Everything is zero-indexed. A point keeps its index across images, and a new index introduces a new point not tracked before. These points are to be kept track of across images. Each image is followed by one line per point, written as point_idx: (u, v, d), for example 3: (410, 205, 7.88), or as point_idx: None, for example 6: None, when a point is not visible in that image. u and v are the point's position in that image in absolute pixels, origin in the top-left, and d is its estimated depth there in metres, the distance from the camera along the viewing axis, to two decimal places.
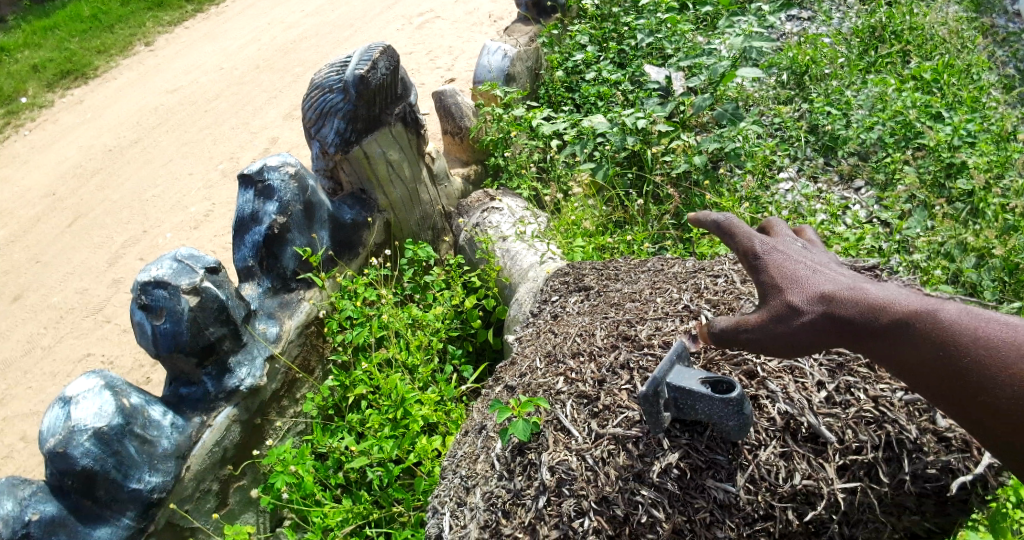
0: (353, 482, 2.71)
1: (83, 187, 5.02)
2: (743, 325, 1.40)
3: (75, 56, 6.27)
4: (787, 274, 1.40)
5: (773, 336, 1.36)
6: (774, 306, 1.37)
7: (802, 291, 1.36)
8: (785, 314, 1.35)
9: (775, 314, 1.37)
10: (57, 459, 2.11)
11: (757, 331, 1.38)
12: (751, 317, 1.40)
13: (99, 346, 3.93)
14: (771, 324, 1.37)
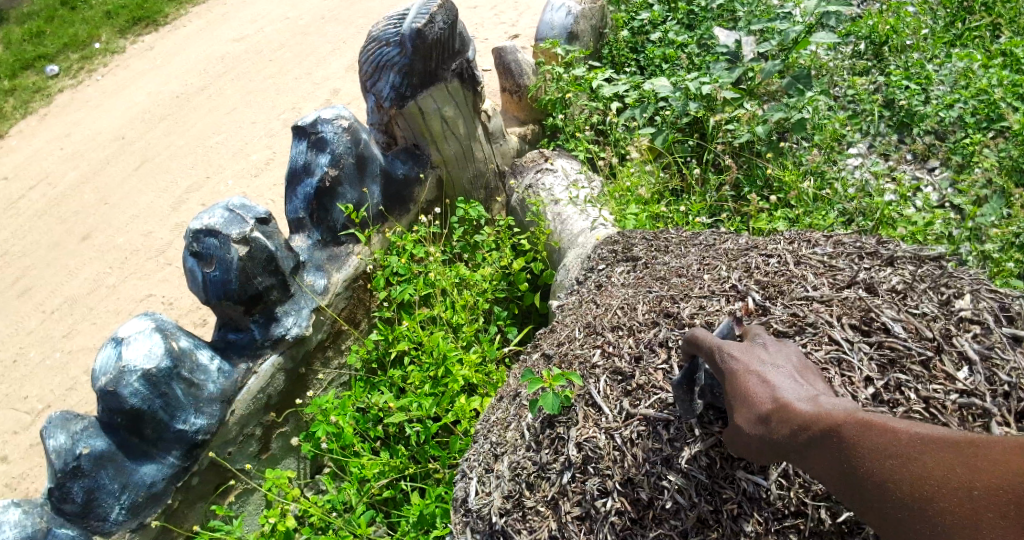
0: (393, 436, 2.72)
1: (150, 132, 5.17)
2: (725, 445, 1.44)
3: (147, 3, 6.37)
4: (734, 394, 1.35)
5: (742, 455, 1.38)
6: (730, 429, 1.37)
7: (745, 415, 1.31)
8: (740, 441, 1.34)
9: (733, 437, 1.37)
10: (108, 397, 2.22)
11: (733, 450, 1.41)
12: (727, 434, 1.40)
13: (160, 288, 4.11)
14: (739, 449, 1.37)
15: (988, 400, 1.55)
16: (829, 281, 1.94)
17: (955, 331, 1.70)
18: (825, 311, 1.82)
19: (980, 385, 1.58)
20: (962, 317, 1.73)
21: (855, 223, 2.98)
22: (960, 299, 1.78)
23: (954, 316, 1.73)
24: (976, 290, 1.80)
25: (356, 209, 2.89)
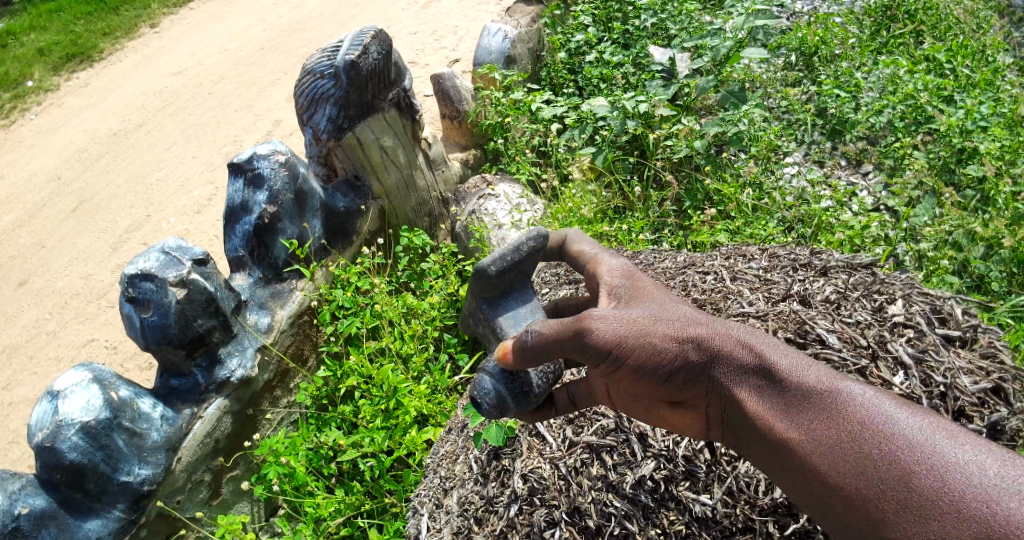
0: (347, 473, 2.67)
1: (88, 171, 5.00)
2: (575, 343, 1.34)
3: (80, 38, 6.21)
4: (676, 311, 1.39)
5: (610, 354, 1.33)
6: (642, 328, 1.33)
7: (698, 329, 1.34)
8: (658, 342, 1.32)
9: (631, 335, 1.32)
10: (45, 453, 2.12)
11: (592, 347, 1.32)
12: (611, 332, 1.32)
13: (102, 332, 3.96)
14: (632, 349, 1.32)
15: (924, 403, 1.62)
16: (764, 295, 1.98)
17: (889, 337, 1.75)
18: (761, 326, 1.86)
19: (916, 388, 1.64)
20: (896, 323, 1.80)
21: (795, 231, 3.04)
22: (892, 305, 1.85)
23: (887, 323, 1.80)
24: (907, 295, 1.86)
25: (297, 245, 2.86)
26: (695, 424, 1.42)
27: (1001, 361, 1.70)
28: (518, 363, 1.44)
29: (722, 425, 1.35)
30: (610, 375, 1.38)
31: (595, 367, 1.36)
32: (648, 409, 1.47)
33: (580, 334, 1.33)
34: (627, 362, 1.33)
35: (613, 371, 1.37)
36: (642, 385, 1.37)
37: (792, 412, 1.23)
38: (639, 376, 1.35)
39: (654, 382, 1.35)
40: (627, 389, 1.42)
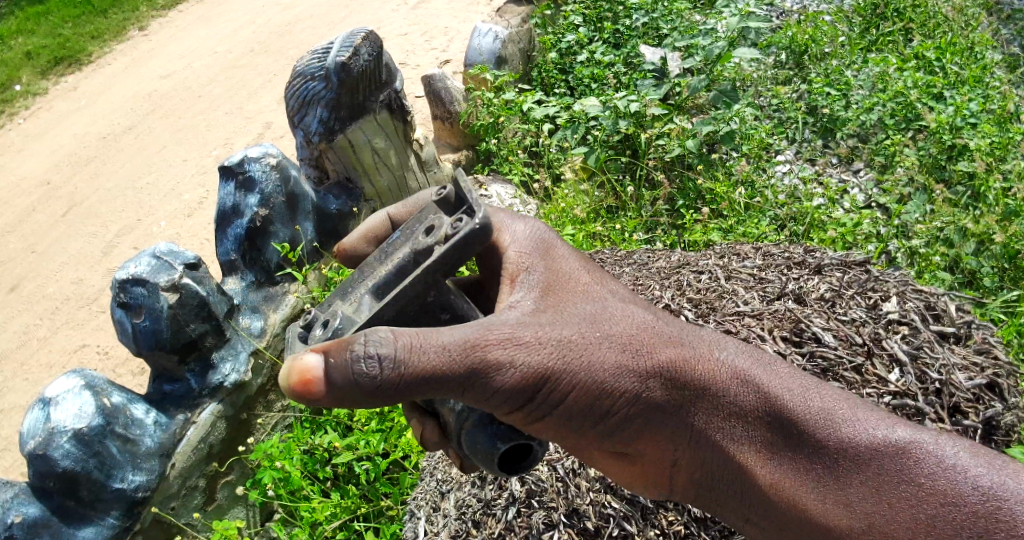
0: (343, 476, 2.63)
1: (78, 175, 4.96)
2: (471, 384, 1.13)
3: (68, 42, 6.16)
4: (597, 317, 1.30)
5: (527, 390, 1.18)
6: (576, 354, 1.22)
7: (634, 344, 1.29)
8: (607, 373, 1.25)
9: (561, 365, 1.20)
10: (37, 461, 2.10)
11: (511, 386, 1.16)
12: (523, 361, 1.17)
13: (94, 338, 3.93)
14: (563, 380, 1.21)
15: (920, 400, 1.64)
16: (759, 294, 1.98)
17: (884, 335, 1.76)
18: (756, 325, 1.86)
19: (912, 386, 1.66)
20: (891, 320, 1.81)
21: (787, 229, 3.05)
22: (886, 302, 1.85)
23: (882, 320, 1.80)
24: (901, 292, 1.87)
25: (290, 247, 2.84)
26: (656, 467, 1.39)
27: (995, 356, 1.73)
28: (340, 402, 1.08)
29: (692, 467, 1.35)
30: (534, 423, 1.25)
31: (510, 414, 1.22)
32: (596, 457, 1.39)
33: (476, 370, 1.12)
34: (565, 398, 1.23)
35: (539, 417, 1.24)
36: (587, 426, 1.29)
37: (778, 440, 1.27)
38: (584, 412, 1.26)
39: (607, 418, 1.28)
40: (561, 435, 1.30)
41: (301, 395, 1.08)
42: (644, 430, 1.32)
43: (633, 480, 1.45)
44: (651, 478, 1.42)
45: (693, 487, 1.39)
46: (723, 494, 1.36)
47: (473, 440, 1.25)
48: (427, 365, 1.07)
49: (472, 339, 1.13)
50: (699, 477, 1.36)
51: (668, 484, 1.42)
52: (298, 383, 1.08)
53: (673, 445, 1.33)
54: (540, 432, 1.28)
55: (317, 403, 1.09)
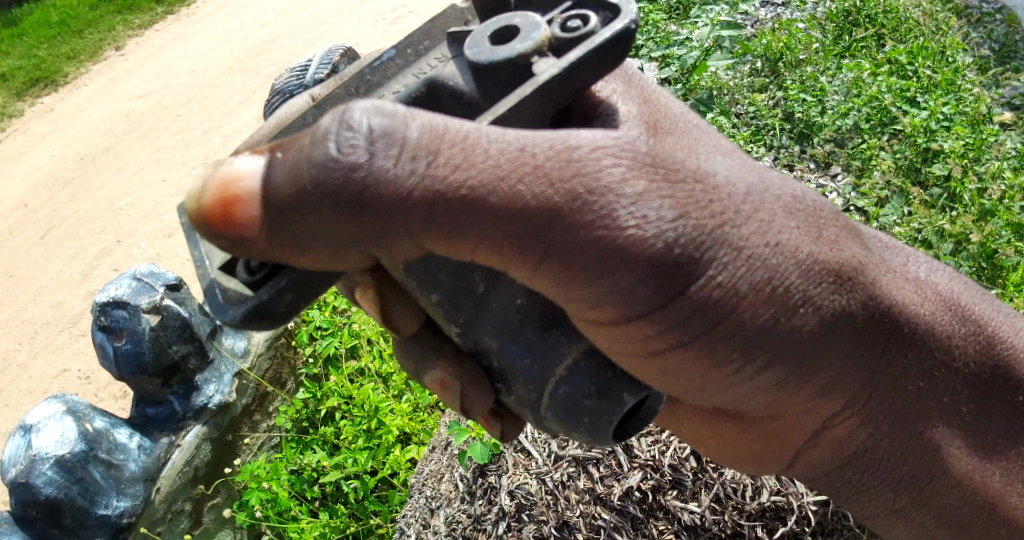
0: (331, 495, 2.60)
1: (55, 197, 4.89)
2: (582, 253, 0.79)
3: (44, 63, 6.11)
4: (759, 184, 0.96)
5: (670, 268, 0.83)
6: (757, 237, 0.90)
7: (806, 230, 0.97)
8: (798, 280, 0.94)
9: (734, 244, 0.88)
10: (20, 489, 2.13)
11: (659, 266, 0.82)
12: (666, 217, 0.81)
13: (75, 362, 3.87)
14: (730, 268, 0.88)
15: None
16: None
17: None
18: None
19: None
20: None
21: None
22: None
23: None
24: None
25: None
26: (801, 430, 1.15)
27: None
28: (285, 232, 0.73)
29: (850, 430, 1.15)
30: (670, 332, 0.91)
31: (644, 312, 0.87)
32: (730, 402, 1.08)
33: (584, 224, 0.77)
34: (734, 306, 0.90)
35: (682, 321, 0.89)
36: (747, 352, 0.95)
37: (973, 411, 1.14)
38: (754, 334, 0.93)
39: (778, 350, 0.96)
40: (695, 363, 0.97)
41: (221, 228, 0.74)
42: (826, 378, 1.04)
43: (760, 441, 1.20)
44: (786, 441, 1.19)
45: (829, 454, 1.21)
46: (866, 460, 1.21)
47: (576, 396, 0.98)
48: (471, 180, 0.72)
49: (563, 150, 0.76)
50: (852, 443, 1.18)
51: (801, 448, 1.21)
52: (215, 209, 0.73)
53: (846, 403, 1.09)
54: (673, 350, 0.94)
55: (248, 245, 0.75)
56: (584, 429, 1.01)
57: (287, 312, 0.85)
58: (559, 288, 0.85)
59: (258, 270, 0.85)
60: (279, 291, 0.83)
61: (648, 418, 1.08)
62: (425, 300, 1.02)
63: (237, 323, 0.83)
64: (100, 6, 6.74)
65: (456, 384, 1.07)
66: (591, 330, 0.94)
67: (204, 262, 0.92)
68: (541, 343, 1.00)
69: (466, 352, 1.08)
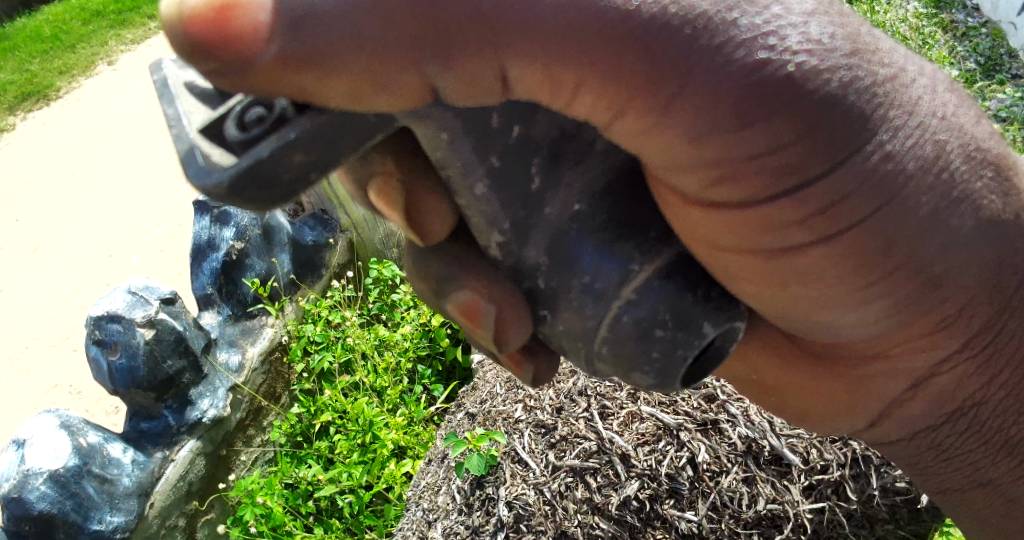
0: (326, 510, 2.59)
1: (46, 211, 4.86)
2: (731, 88, 0.60)
3: (37, 77, 6.13)
4: (925, 66, 0.74)
5: (836, 119, 0.63)
6: (922, 101, 0.68)
7: (970, 114, 0.76)
8: (963, 167, 0.72)
9: (896, 97, 0.65)
10: (13, 505, 2.11)
11: (829, 111, 0.62)
12: (841, 49, 0.62)
13: (67, 377, 3.84)
14: (901, 135, 0.67)
15: None
16: None
17: None
18: None
19: None
20: None
21: None
22: None
23: None
24: None
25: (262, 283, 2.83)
26: (904, 373, 0.91)
27: None
28: (317, 35, 0.55)
29: (961, 380, 0.89)
30: (818, 219, 0.70)
31: (791, 187, 0.67)
32: (830, 325, 0.86)
33: (742, 42, 0.58)
34: (901, 185, 0.68)
35: (837, 201, 0.68)
36: (900, 256, 0.72)
37: None
38: (914, 230, 0.71)
39: (929, 259, 0.73)
40: (830, 268, 0.75)
41: (221, 42, 0.54)
42: (950, 303, 0.79)
43: (851, 383, 0.97)
44: (882, 387, 0.95)
45: (925, 415, 0.97)
46: (970, 425, 0.95)
47: (647, 326, 0.77)
48: None
49: None
50: (960, 398, 0.92)
51: (896, 400, 0.96)
52: (205, 14, 0.54)
53: (965, 343, 0.84)
54: (810, 248, 0.74)
55: (257, 64, 0.55)
56: (650, 370, 0.81)
57: (293, 182, 0.63)
58: (690, 144, 0.65)
59: (254, 128, 0.63)
60: (286, 149, 0.61)
61: (718, 359, 0.86)
62: (466, 196, 0.79)
63: (226, 191, 0.61)
64: (93, 21, 6.76)
65: (490, 306, 0.87)
66: (702, 216, 0.73)
67: (182, 120, 0.67)
68: (611, 254, 0.76)
69: (507, 269, 0.85)
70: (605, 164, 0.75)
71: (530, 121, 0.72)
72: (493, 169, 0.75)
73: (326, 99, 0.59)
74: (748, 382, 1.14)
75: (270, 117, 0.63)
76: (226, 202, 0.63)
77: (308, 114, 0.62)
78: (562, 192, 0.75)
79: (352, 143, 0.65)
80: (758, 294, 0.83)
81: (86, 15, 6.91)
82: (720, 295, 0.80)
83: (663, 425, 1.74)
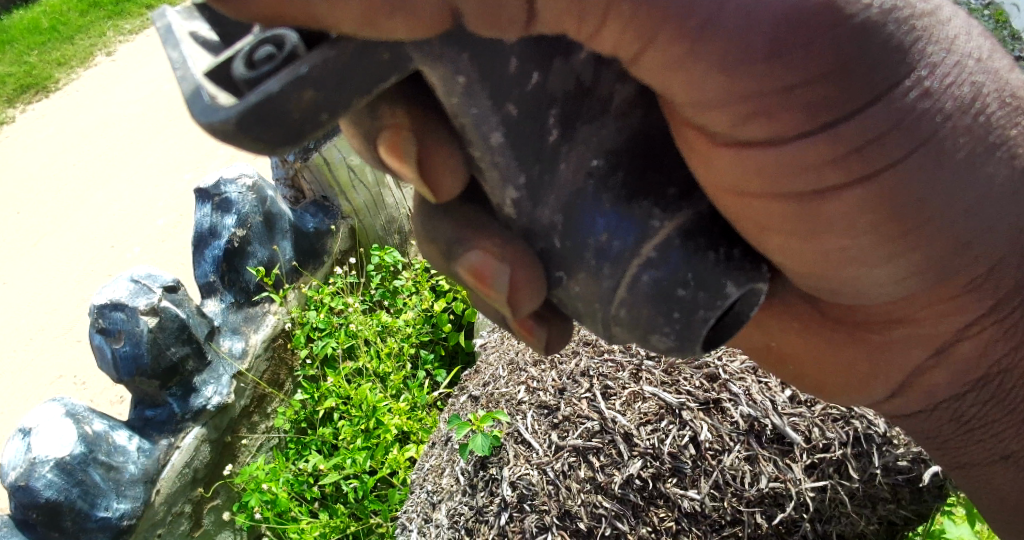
0: (331, 495, 2.62)
1: (47, 203, 4.85)
2: (771, 14, 0.61)
3: (35, 69, 6.12)
4: (959, 11, 0.75)
5: (874, 48, 0.64)
6: (957, 42, 0.70)
7: (1003, 61, 0.78)
8: (999, 113, 0.73)
9: (933, 32, 0.67)
10: (20, 493, 2.13)
11: (868, 39, 0.63)
12: None
13: (70, 368, 3.85)
14: (940, 71, 0.68)
15: None
16: None
17: None
18: None
19: None
20: None
21: None
22: None
23: None
24: None
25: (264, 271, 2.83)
26: (927, 339, 0.91)
27: None
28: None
29: (986, 347, 0.90)
30: (854, 157, 0.70)
31: (827, 122, 0.68)
32: (857, 284, 0.85)
33: None
34: (939, 125, 0.70)
35: (873, 139, 0.69)
36: (929, 203, 0.73)
37: None
38: (939, 172, 0.71)
39: (959, 205, 0.74)
40: (860, 216, 0.75)
41: None
42: (979, 264, 0.80)
43: (871, 352, 0.97)
44: (905, 354, 0.95)
45: (945, 384, 0.97)
46: (993, 395, 0.95)
47: (669, 285, 0.77)
48: None
49: None
50: (984, 366, 0.93)
51: (918, 370, 0.97)
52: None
53: (992, 308, 0.86)
54: (844, 191, 0.74)
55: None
56: (669, 331, 0.81)
57: (303, 121, 0.63)
58: (722, 77, 0.65)
59: (264, 66, 0.63)
60: (297, 84, 0.61)
61: (738, 323, 0.86)
62: (480, 146, 0.78)
63: (234, 128, 0.61)
64: (90, 12, 6.73)
65: (504, 267, 0.87)
66: (731, 160, 0.73)
67: (186, 63, 0.67)
68: (626, 216, 0.76)
69: (519, 229, 0.85)
70: (622, 124, 0.74)
71: (546, 69, 0.71)
72: (509, 118, 0.74)
73: (335, 27, 0.57)
74: (762, 350, 1.14)
75: (280, 55, 0.63)
76: (230, 141, 0.62)
77: (320, 48, 0.62)
78: (576, 147, 0.75)
79: (361, 81, 0.64)
80: (785, 246, 0.83)
81: (83, 6, 6.88)
82: (740, 255, 0.81)
83: (665, 404, 1.74)
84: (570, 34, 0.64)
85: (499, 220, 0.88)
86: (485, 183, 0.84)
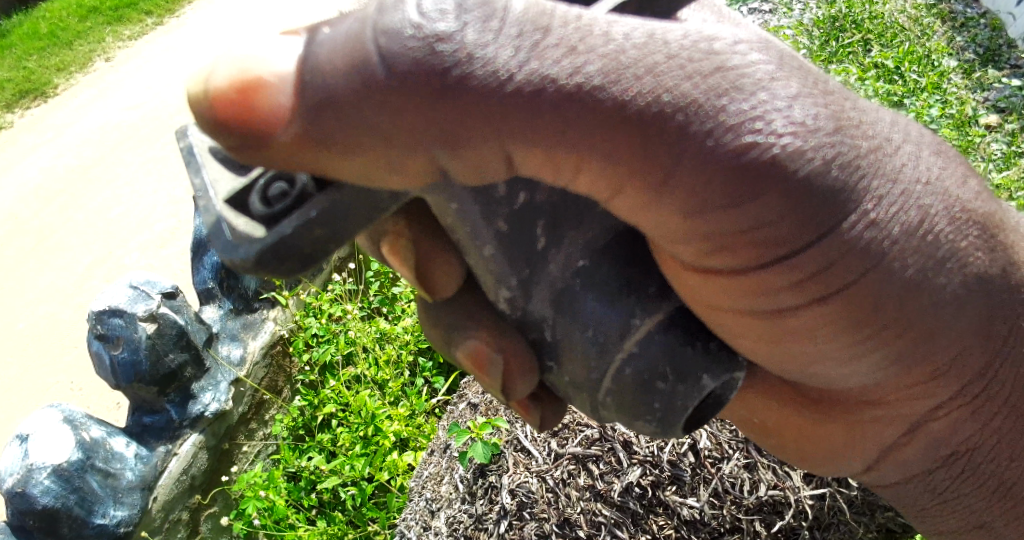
0: (328, 503, 2.59)
1: (46, 208, 4.83)
2: (719, 172, 0.64)
3: (34, 75, 6.12)
4: (912, 136, 0.78)
5: (822, 197, 0.66)
6: (903, 170, 0.72)
7: (955, 174, 0.79)
8: (948, 228, 0.74)
9: (879, 168, 0.69)
10: (17, 499, 2.12)
11: (812, 192, 0.66)
12: (824, 128, 0.66)
13: (67, 373, 3.84)
14: (885, 202, 0.70)
15: None
16: None
17: None
18: None
19: None
20: None
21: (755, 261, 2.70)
22: None
23: None
24: None
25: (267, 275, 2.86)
26: (901, 418, 0.91)
27: None
28: (336, 124, 0.61)
29: (953, 427, 0.91)
30: (808, 282, 0.72)
31: (780, 256, 0.70)
32: (827, 377, 0.87)
33: (731, 126, 0.62)
34: (886, 251, 0.71)
35: (824, 268, 0.71)
36: (887, 316, 0.74)
37: None
38: (899, 294, 0.73)
39: (918, 316, 0.75)
40: (823, 327, 0.77)
41: (237, 120, 0.61)
42: (948, 350, 0.80)
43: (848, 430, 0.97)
44: (877, 435, 0.95)
45: (921, 455, 0.98)
46: (964, 470, 0.97)
47: (649, 377, 0.82)
48: (590, 65, 0.60)
49: (701, 41, 0.64)
50: (952, 444, 0.94)
51: (893, 445, 0.97)
52: (227, 95, 0.61)
53: (957, 392, 0.86)
54: (808, 307, 0.75)
55: (276, 140, 0.62)
56: (652, 418, 0.86)
57: (314, 252, 0.73)
58: (683, 221, 0.69)
59: (278, 203, 0.73)
60: (307, 224, 0.70)
61: (719, 405, 0.91)
62: (476, 257, 0.86)
63: (253, 264, 0.71)
64: (90, 18, 6.74)
65: (497, 355, 0.93)
66: (701, 282, 0.76)
67: (208, 191, 0.76)
68: (613, 309, 0.81)
69: (513, 321, 0.92)
70: (607, 225, 0.80)
71: (533, 190, 0.79)
72: (501, 233, 0.82)
73: (341, 176, 0.66)
74: (750, 425, 1.11)
75: (292, 194, 0.72)
76: (252, 271, 0.73)
77: (327, 191, 0.71)
78: (564, 249, 0.81)
79: (363, 216, 0.73)
80: (760, 349, 0.84)
81: (83, 12, 6.90)
82: (716, 347, 0.84)
83: None
84: (548, 178, 0.69)
85: (494, 311, 0.94)
86: (479, 269, 0.88)
